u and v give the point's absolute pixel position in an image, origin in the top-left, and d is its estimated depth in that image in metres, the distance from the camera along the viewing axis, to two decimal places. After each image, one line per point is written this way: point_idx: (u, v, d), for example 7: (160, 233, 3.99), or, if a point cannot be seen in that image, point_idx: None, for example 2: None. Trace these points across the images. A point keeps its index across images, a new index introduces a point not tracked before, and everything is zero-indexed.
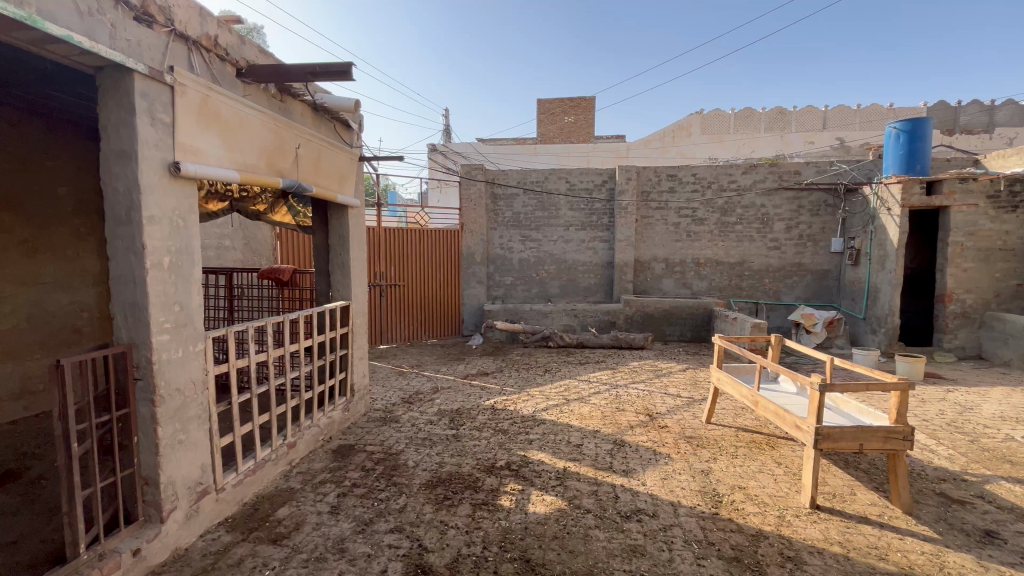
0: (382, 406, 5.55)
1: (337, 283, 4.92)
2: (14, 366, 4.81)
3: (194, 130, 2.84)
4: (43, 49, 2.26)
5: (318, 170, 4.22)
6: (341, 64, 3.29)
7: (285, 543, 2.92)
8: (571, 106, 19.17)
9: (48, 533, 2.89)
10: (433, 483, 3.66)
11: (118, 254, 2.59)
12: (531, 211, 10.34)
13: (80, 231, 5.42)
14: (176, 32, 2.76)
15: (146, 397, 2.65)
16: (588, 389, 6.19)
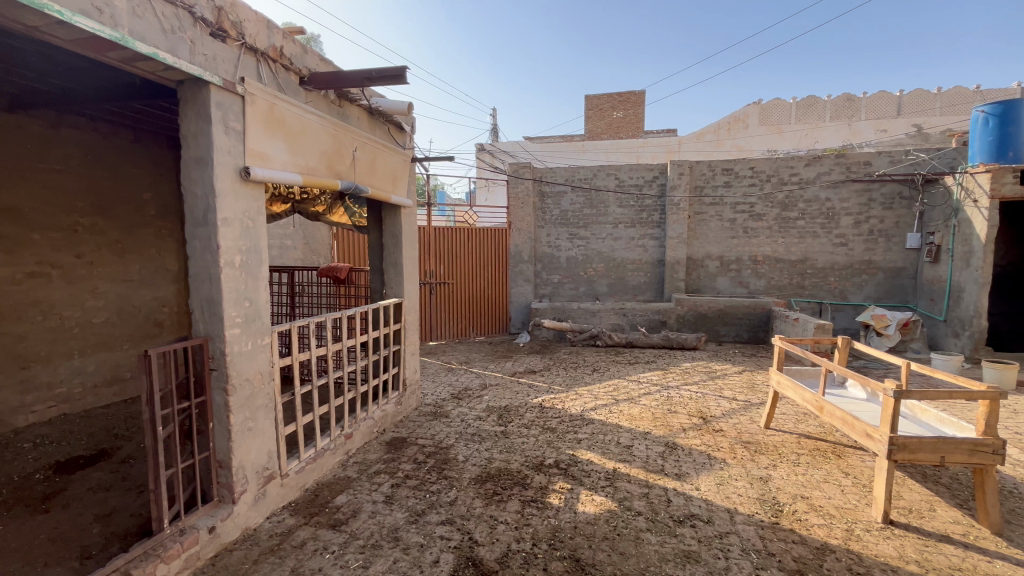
0: (432, 401, 5.68)
1: (390, 281, 5.08)
2: (108, 356, 5.31)
3: (262, 136, 3.01)
4: (133, 66, 2.48)
5: (374, 172, 4.37)
6: (396, 68, 3.39)
7: (344, 528, 3.06)
8: (620, 100, 18.81)
9: (136, 508, 3.18)
10: (482, 478, 3.72)
11: (196, 253, 2.80)
12: (579, 208, 10.23)
13: (162, 232, 5.91)
14: (247, 45, 2.95)
15: (220, 385, 2.85)
16: (638, 390, 6.07)
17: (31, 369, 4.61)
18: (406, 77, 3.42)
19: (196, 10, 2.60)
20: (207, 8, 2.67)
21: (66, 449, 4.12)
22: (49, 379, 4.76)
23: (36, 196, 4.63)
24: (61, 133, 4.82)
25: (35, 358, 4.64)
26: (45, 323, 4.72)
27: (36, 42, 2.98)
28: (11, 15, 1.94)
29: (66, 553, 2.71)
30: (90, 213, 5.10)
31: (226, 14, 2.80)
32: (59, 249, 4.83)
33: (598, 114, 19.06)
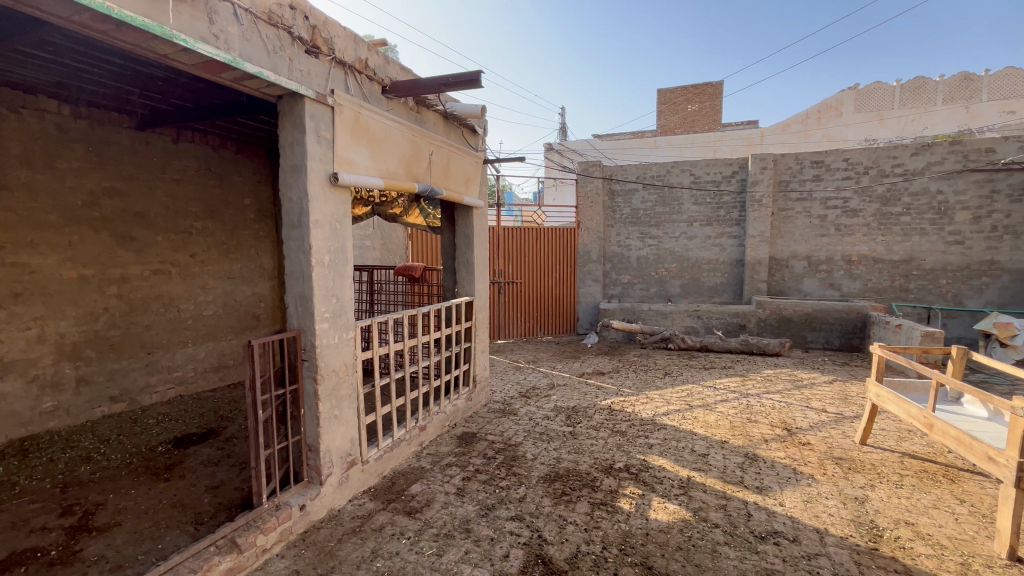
0: (501, 399, 5.77)
1: (462, 280, 5.22)
2: (215, 345, 5.93)
3: (348, 143, 3.22)
4: (242, 85, 2.75)
5: (448, 174, 4.53)
6: (471, 73, 3.48)
7: (418, 516, 3.20)
8: (696, 93, 18.00)
9: (239, 482, 3.53)
10: (551, 477, 3.72)
11: (292, 253, 3.05)
12: (651, 206, 9.91)
13: (260, 234, 6.50)
14: (336, 59, 3.17)
15: (310, 374, 3.08)
16: (713, 396, 5.78)
17: (155, 354, 5.26)
18: (480, 81, 3.50)
19: (294, 30, 2.83)
20: (302, 28, 2.91)
21: (182, 426, 4.66)
22: (169, 364, 5.40)
23: (160, 203, 5.27)
24: (180, 147, 5.45)
25: (158, 345, 5.29)
26: (166, 315, 5.36)
27: (163, 67, 3.40)
28: (146, 45, 2.22)
29: (184, 517, 3.07)
30: (202, 217, 5.73)
31: (319, 31, 3.03)
32: (177, 249, 5.47)
33: (672, 109, 18.36)
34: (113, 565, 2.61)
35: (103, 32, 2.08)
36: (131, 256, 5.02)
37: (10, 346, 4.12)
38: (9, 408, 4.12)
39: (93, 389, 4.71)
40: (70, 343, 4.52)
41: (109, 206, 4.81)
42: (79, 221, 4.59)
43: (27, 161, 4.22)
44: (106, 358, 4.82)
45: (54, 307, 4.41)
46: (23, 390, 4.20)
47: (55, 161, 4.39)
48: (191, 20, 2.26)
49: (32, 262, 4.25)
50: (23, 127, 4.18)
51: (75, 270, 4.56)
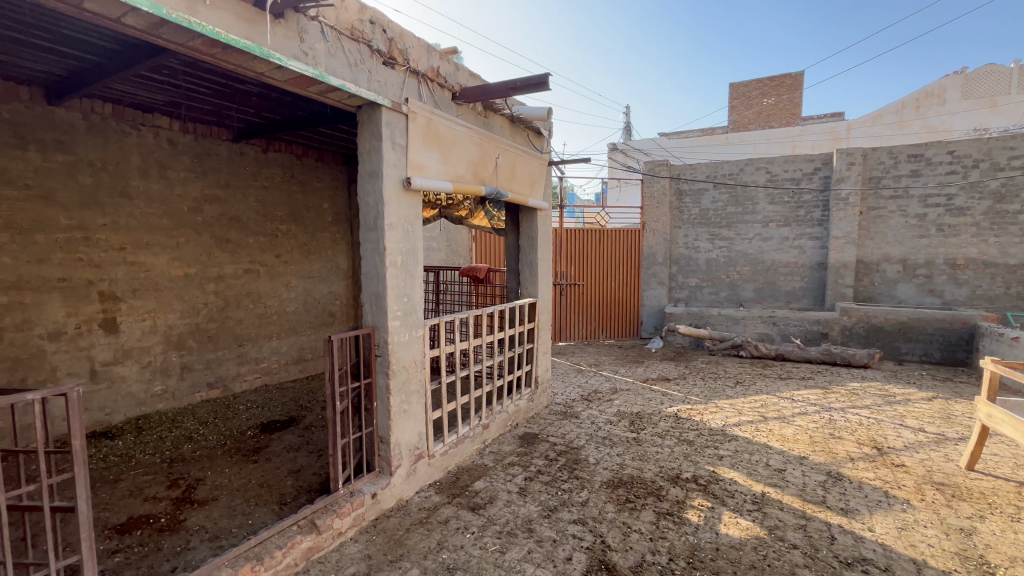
0: (562, 401, 5.75)
1: (526, 281, 5.26)
2: (296, 339, 6.39)
3: (420, 149, 3.36)
4: (326, 98, 2.95)
5: (514, 177, 4.58)
6: (539, 76, 3.50)
7: (482, 512, 3.26)
8: (772, 86, 16.97)
9: (317, 467, 3.78)
10: (614, 483, 3.66)
11: (367, 254, 3.22)
12: (723, 206, 9.43)
13: (336, 236, 6.92)
14: (410, 69, 3.32)
15: (383, 369, 3.25)
16: (791, 408, 5.41)
17: (245, 346, 5.75)
18: (548, 84, 3.51)
19: (372, 44, 3.00)
20: (381, 41, 3.07)
21: (267, 413, 5.06)
22: (256, 355, 5.88)
23: (251, 207, 5.76)
24: (268, 156, 5.93)
25: (248, 338, 5.78)
26: (254, 310, 5.85)
27: (258, 83, 3.71)
28: (247, 65, 2.45)
29: (270, 497, 3.34)
30: (286, 221, 6.19)
31: (396, 43, 3.19)
32: (265, 250, 5.95)
33: (745, 103, 17.40)
34: (211, 535, 2.90)
35: (212, 55, 2.32)
36: (226, 256, 5.52)
37: (128, 335, 4.68)
38: (127, 389, 4.68)
39: (194, 375, 5.23)
40: (176, 334, 5.06)
41: (209, 211, 5.33)
42: (185, 225, 5.12)
43: (144, 172, 4.77)
44: (204, 349, 5.34)
45: (164, 301, 4.95)
46: (138, 374, 4.76)
47: (166, 172, 4.93)
48: (285, 40, 2.46)
49: (146, 261, 4.80)
50: (142, 142, 4.73)
51: (181, 268, 5.09)
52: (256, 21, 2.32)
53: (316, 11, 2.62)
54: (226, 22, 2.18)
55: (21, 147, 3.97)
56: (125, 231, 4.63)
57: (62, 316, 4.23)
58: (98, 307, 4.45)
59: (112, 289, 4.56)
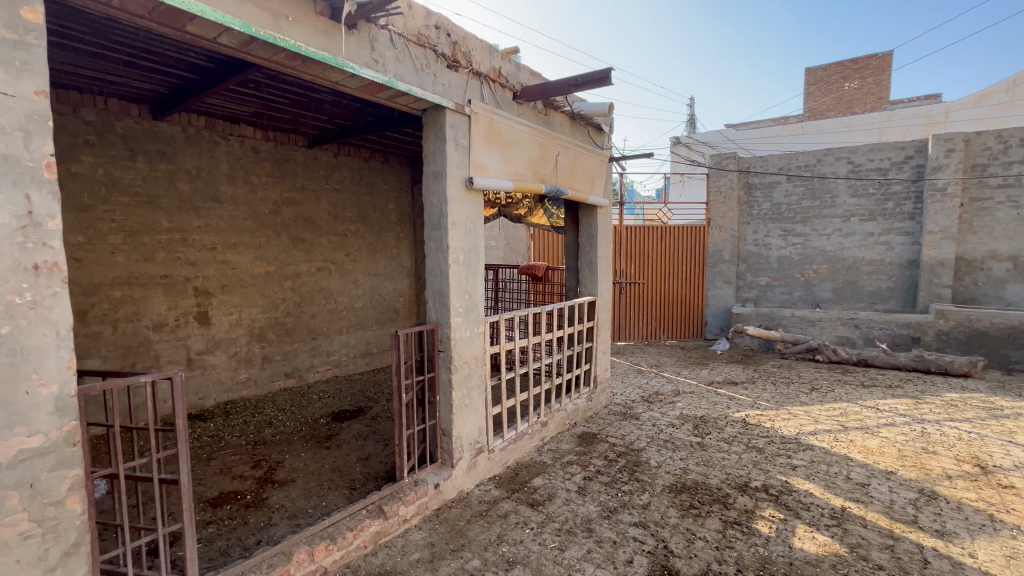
0: (622, 401, 5.64)
1: (585, 280, 5.20)
2: (363, 334, 6.72)
3: (482, 149, 3.42)
4: (395, 102, 3.07)
5: (574, 174, 4.55)
6: (601, 71, 3.45)
7: (541, 509, 3.28)
8: (855, 68, 15.66)
9: (384, 456, 3.96)
10: (677, 488, 3.55)
11: (431, 252, 3.32)
12: (797, 200, 8.83)
13: (400, 236, 7.20)
14: (473, 71, 3.38)
15: (446, 364, 3.34)
16: (875, 418, 4.99)
17: (318, 339, 6.13)
18: (610, 78, 3.45)
19: (437, 48, 3.09)
20: (445, 45, 3.16)
21: (338, 403, 5.37)
22: (328, 348, 6.25)
23: (324, 209, 6.12)
24: (339, 160, 6.27)
25: (320, 332, 6.16)
26: (326, 306, 6.22)
27: (330, 91, 3.94)
28: (323, 75, 2.60)
29: (342, 481, 3.54)
30: (355, 221, 6.53)
31: (459, 46, 3.27)
32: (336, 249, 6.30)
33: (824, 89, 16.20)
34: (290, 513, 3.12)
35: (293, 67, 2.49)
36: (302, 255, 5.91)
37: (218, 327, 5.13)
38: (217, 377, 5.14)
39: (273, 366, 5.65)
40: (258, 327, 5.48)
41: (288, 213, 5.73)
42: (266, 226, 5.53)
43: (232, 178, 5.20)
44: (283, 341, 5.74)
45: (249, 297, 5.39)
46: (226, 363, 5.21)
47: (250, 177, 5.35)
48: (357, 49, 2.60)
49: (234, 260, 5.24)
50: (230, 151, 5.16)
51: (262, 267, 5.51)
52: (333, 34, 2.47)
53: (385, 20, 2.75)
54: (305, 35, 2.33)
55: (131, 158, 4.46)
56: (215, 232, 5.08)
57: (164, 309, 4.71)
58: (192, 301, 4.91)
59: (205, 285, 5.02)
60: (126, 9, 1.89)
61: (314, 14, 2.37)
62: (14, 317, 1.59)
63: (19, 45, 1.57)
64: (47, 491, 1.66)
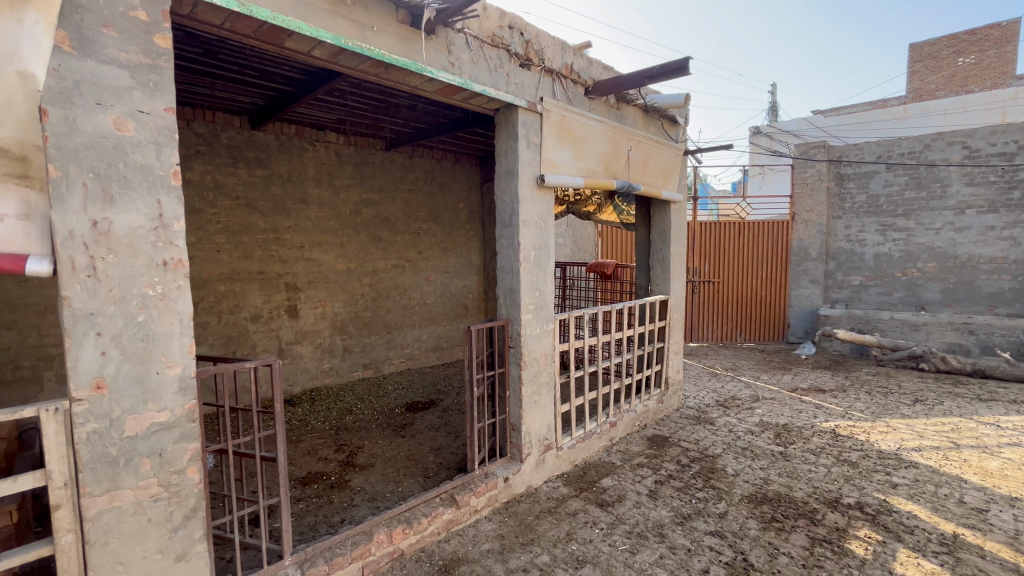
0: (695, 405, 5.40)
1: (657, 277, 5.04)
2: (434, 329, 6.97)
3: (553, 146, 3.41)
4: (469, 103, 3.14)
5: (647, 169, 4.41)
6: (678, 61, 3.31)
7: (611, 510, 3.23)
8: (973, 40, 13.84)
9: (455, 447, 4.09)
10: (757, 499, 3.35)
11: (503, 250, 3.37)
12: (899, 191, 7.98)
13: (470, 234, 7.37)
14: (545, 68, 3.38)
15: (516, 360, 3.38)
16: (996, 437, 4.40)
17: (393, 333, 6.45)
18: (688, 68, 3.31)
19: (510, 47, 3.13)
20: (519, 44, 3.20)
21: (410, 394, 5.61)
22: (402, 341, 6.55)
23: (399, 208, 6.41)
24: (413, 162, 6.53)
25: (395, 326, 6.46)
26: (401, 301, 6.52)
27: (407, 94, 4.13)
28: (403, 81, 2.72)
29: (416, 469, 3.70)
30: (427, 220, 6.77)
31: (532, 45, 3.29)
32: (409, 247, 6.58)
33: (932, 66, 14.48)
34: (370, 496, 3.32)
35: (376, 74, 2.62)
36: (379, 253, 6.23)
37: (305, 319, 5.54)
38: (304, 365, 5.56)
39: (353, 357, 6.01)
40: (340, 320, 5.86)
41: (366, 213, 6.06)
42: (347, 225, 5.88)
43: (317, 180, 5.58)
44: (361, 334, 6.10)
45: (331, 292, 5.77)
46: (312, 353, 5.62)
47: (334, 180, 5.72)
48: (436, 54, 2.69)
49: (319, 258, 5.63)
50: (317, 156, 5.55)
51: (343, 264, 5.88)
52: (414, 40, 2.58)
53: (461, 23, 2.82)
54: (388, 43, 2.45)
55: (234, 165, 4.93)
56: (303, 232, 5.48)
57: (260, 303, 5.17)
58: (284, 296, 5.34)
59: (294, 280, 5.44)
60: (235, 30, 2.09)
61: (396, 23, 2.49)
62: (148, 307, 1.82)
63: (152, 68, 1.79)
64: (172, 460, 1.89)
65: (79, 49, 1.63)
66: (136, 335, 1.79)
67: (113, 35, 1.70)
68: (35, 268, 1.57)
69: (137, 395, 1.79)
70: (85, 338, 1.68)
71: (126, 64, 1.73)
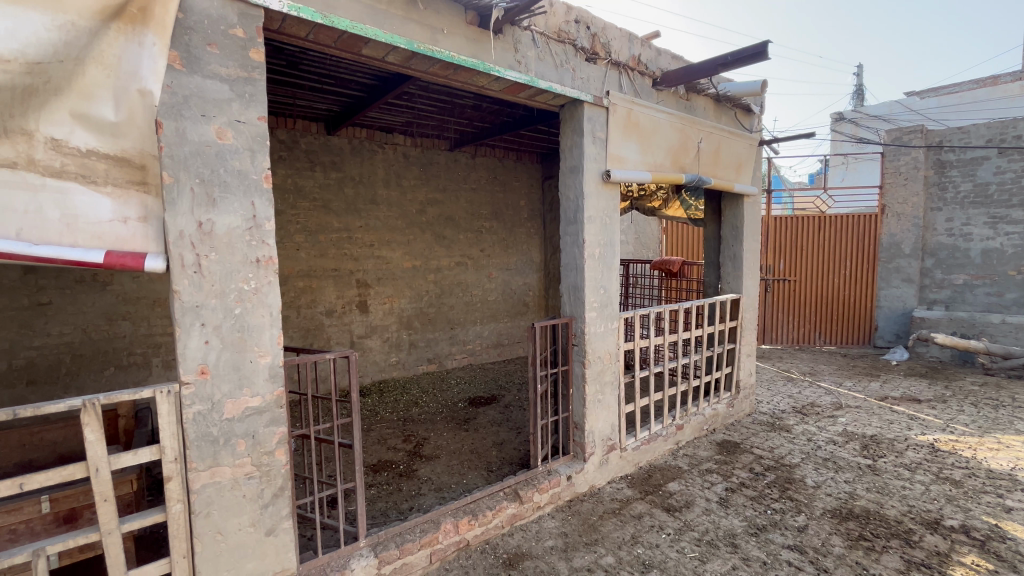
0: (768, 411, 5.09)
1: (727, 275, 4.79)
2: (496, 325, 7.06)
3: (620, 140, 3.34)
4: (535, 101, 3.14)
5: (718, 162, 4.21)
6: (756, 45, 3.12)
7: (678, 516, 3.13)
8: None
9: (518, 443, 4.12)
10: (841, 514, 3.11)
11: (567, 246, 3.35)
12: (1013, 179, 7.07)
13: (531, 231, 7.40)
14: (612, 61, 3.31)
15: (580, 358, 3.34)
16: None
17: (456, 329, 6.61)
18: (768, 53, 3.11)
19: (577, 42, 3.10)
20: (585, 38, 3.16)
21: (472, 389, 5.72)
22: (464, 337, 6.70)
23: (463, 207, 6.55)
24: (476, 161, 6.65)
25: (458, 322, 6.62)
26: (463, 298, 6.66)
27: (472, 94, 4.20)
28: (471, 81, 2.77)
29: (480, 463, 3.77)
30: (489, 218, 6.87)
31: (598, 38, 3.24)
32: (472, 245, 6.71)
33: None
34: (437, 486, 3.42)
35: (445, 76, 2.69)
36: (443, 251, 6.40)
37: (374, 314, 5.81)
38: (373, 358, 5.84)
39: (418, 351, 6.23)
40: (406, 316, 6.09)
41: (431, 212, 6.25)
42: (413, 224, 6.09)
43: (386, 182, 5.82)
44: (426, 329, 6.30)
45: (399, 289, 6.00)
46: (380, 347, 5.89)
47: (401, 180, 5.94)
48: (503, 53, 2.72)
49: (388, 255, 5.88)
50: (386, 158, 5.79)
51: (410, 262, 6.10)
52: (482, 40, 2.62)
53: (528, 21, 2.83)
54: (457, 45, 2.51)
55: (311, 168, 5.25)
56: (373, 231, 5.74)
57: (334, 298, 5.48)
58: (355, 292, 5.63)
59: (365, 277, 5.71)
60: (318, 41, 2.22)
61: (465, 24, 2.54)
62: (244, 301, 1.98)
63: (248, 81, 1.94)
64: (264, 442, 2.05)
65: (187, 66, 1.80)
66: (234, 326, 1.96)
67: (215, 52, 1.86)
68: (152, 265, 1.76)
69: (234, 380, 1.96)
70: (192, 328, 1.86)
71: (226, 78, 1.89)
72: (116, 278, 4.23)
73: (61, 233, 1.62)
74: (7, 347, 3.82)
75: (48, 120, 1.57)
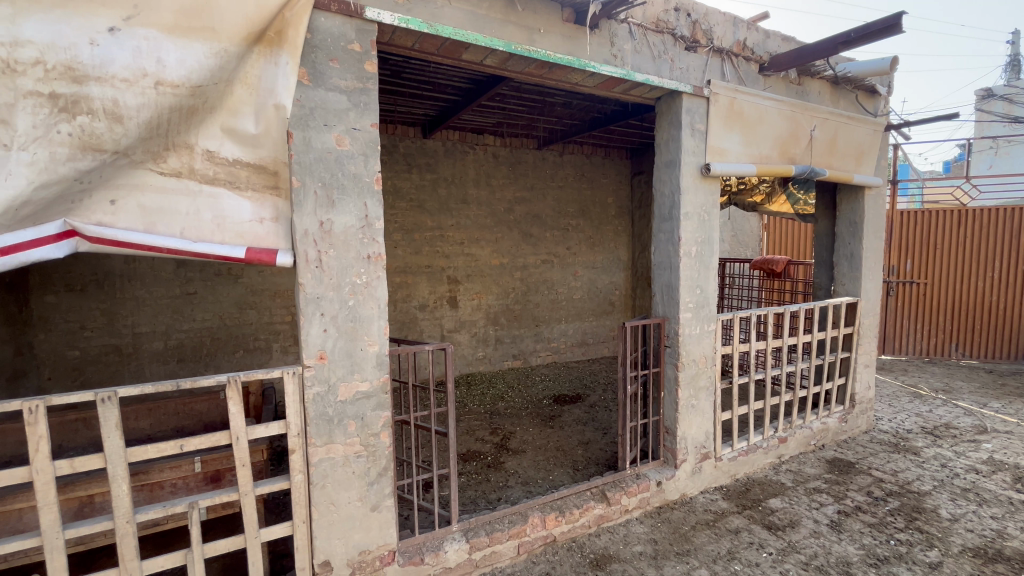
0: (890, 430, 4.53)
1: (842, 277, 4.33)
2: (581, 324, 7.01)
3: (721, 131, 3.16)
4: (629, 94, 3.07)
5: (834, 151, 3.81)
6: (887, 18, 2.77)
7: (781, 535, 2.89)
8: None
9: (604, 444, 4.06)
10: (986, 554, 2.69)
11: (660, 244, 3.23)
12: None
13: (618, 228, 7.23)
14: (713, 47, 3.14)
15: (673, 360, 3.21)
16: None
17: (541, 326, 6.66)
18: (902, 26, 2.75)
19: (677, 31, 2.97)
20: (685, 26, 3.02)
21: (557, 387, 5.74)
22: (549, 335, 6.73)
23: (550, 205, 6.57)
24: (564, 158, 6.63)
25: (543, 320, 6.66)
26: (549, 295, 6.69)
27: (564, 92, 4.19)
28: (565, 79, 2.77)
29: (565, 460, 3.78)
30: (576, 216, 6.82)
31: (700, 25, 3.08)
32: (558, 243, 6.71)
33: None
34: (523, 480, 3.48)
35: (540, 76, 2.72)
36: (529, 249, 6.47)
37: (463, 309, 6.03)
38: (462, 352, 6.06)
39: (503, 347, 6.37)
40: (493, 312, 6.25)
41: (519, 210, 6.34)
42: (502, 223, 6.23)
43: (477, 182, 6.01)
44: (512, 325, 6.42)
45: (486, 285, 6.18)
46: (468, 341, 6.10)
47: (491, 180, 6.10)
48: (598, 48, 2.68)
49: (476, 253, 6.07)
50: (477, 159, 5.99)
51: (497, 259, 6.24)
52: (577, 37, 2.61)
53: (625, 13, 2.77)
54: (554, 44, 2.52)
55: (408, 171, 5.58)
56: (463, 230, 5.96)
57: (427, 293, 5.78)
58: (446, 288, 5.89)
59: (455, 274, 5.94)
60: (423, 49, 2.35)
61: (561, 22, 2.54)
62: (356, 293, 2.16)
63: (363, 91, 2.11)
64: (370, 425, 2.22)
65: (313, 81, 2.00)
66: (348, 316, 2.14)
67: (336, 67, 2.04)
68: (283, 259, 1.97)
69: (348, 365, 2.15)
70: (313, 318, 2.06)
71: (345, 91, 2.07)
72: (245, 272, 4.80)
73: (213, 232, 1.88)
74: (164, 329, 4.50)
75: (204, 134, 1.83)
